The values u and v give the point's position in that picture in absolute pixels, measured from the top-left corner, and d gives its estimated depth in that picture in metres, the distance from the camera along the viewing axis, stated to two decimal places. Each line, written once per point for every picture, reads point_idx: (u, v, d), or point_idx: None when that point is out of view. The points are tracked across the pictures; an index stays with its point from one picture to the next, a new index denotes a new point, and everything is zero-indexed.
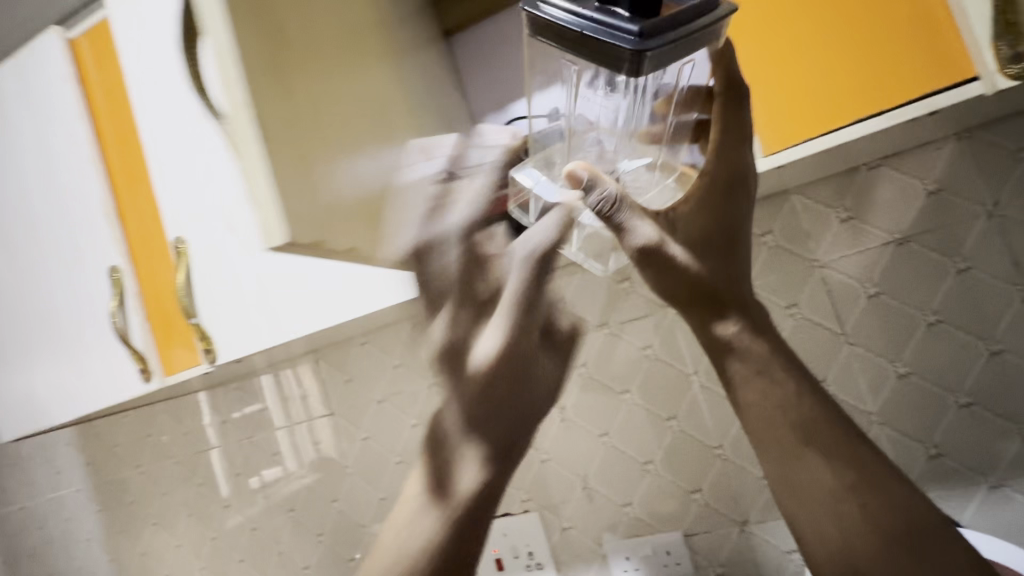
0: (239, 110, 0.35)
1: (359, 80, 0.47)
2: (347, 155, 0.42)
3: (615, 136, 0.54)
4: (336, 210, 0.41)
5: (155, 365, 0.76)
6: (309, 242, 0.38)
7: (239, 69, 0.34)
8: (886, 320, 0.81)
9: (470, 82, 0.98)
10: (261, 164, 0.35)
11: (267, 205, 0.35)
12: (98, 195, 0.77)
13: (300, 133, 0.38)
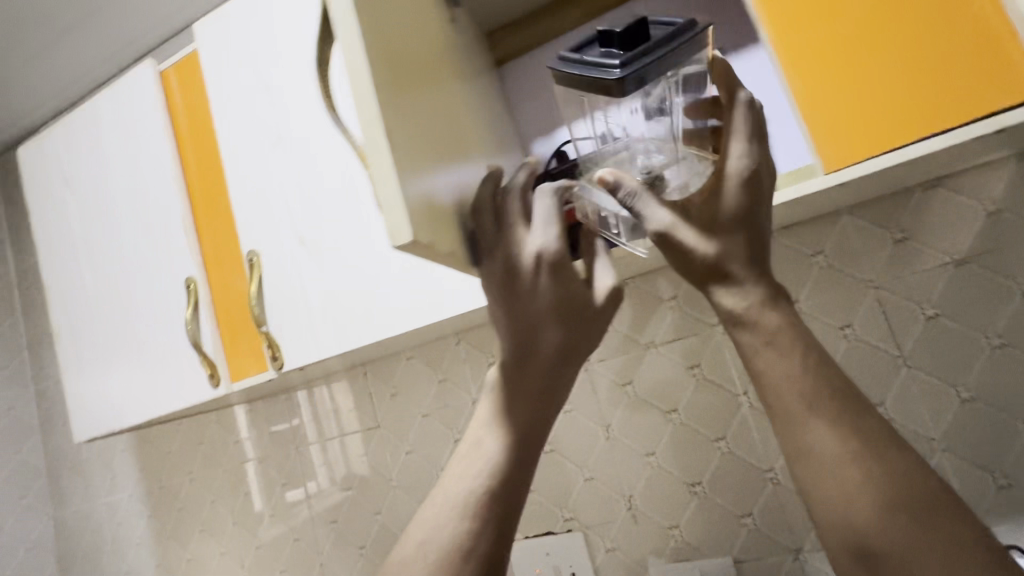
0: (369, 121, 0.40)
1: (443, 111, 0.53)
2: (443, 173, 0.47)
3: (664, 149, 0.59)
4: (443, 215, 0.44)
5: (223, 372, 0.80)
6: (427, 239, 0.40)
7: (369, 88, 0.40)
8: (945, 342, 0.79)
9: (520, 107, 1.03)
10: (386, 168, 0.39)
11: (391, 202, 0.39)
12: (178, 210, 0.83)
13: (412, 146, 0.43)
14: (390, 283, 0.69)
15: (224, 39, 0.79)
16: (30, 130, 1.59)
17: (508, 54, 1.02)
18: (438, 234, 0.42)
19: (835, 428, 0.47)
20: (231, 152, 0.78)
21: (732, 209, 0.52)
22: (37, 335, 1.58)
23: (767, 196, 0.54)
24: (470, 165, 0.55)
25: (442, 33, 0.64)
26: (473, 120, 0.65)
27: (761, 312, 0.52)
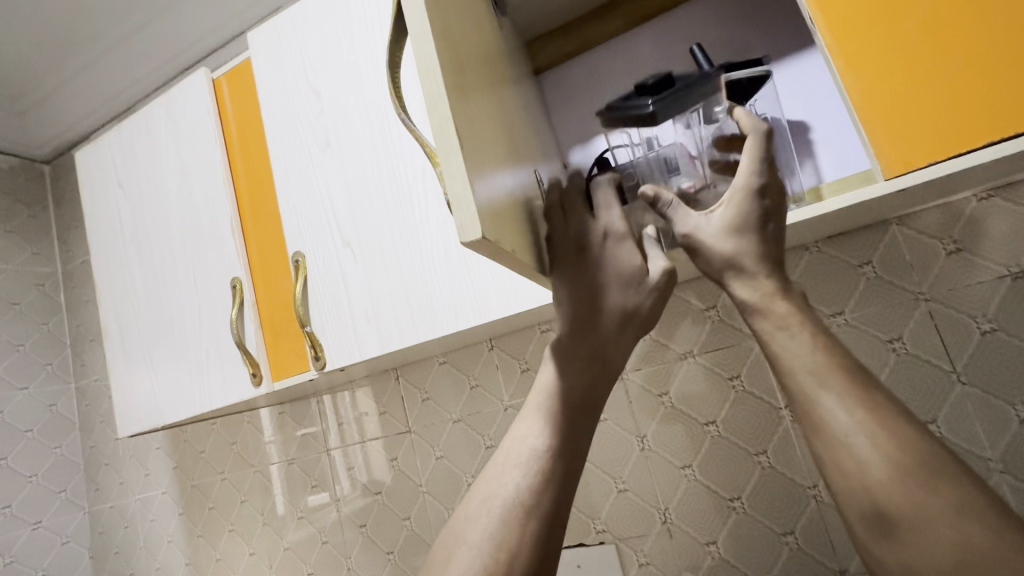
0: (440, 117, 0.40)
1: (493, 117, 0.54)
2: (498, 174, 0.48)
3: (691, 175, 0.70)
4: (504, 214, 0.44)
5: (265, 371, 0.81)
6: (493, 236, 0.41)
7: (441, 87, 0.40)
8: (1003, 358, 0.76)
9: (557, 116, 1.03)
10: (457, 164, 0.39)
11: (463, 197, 0.39)
12: (227, 212, 0.85)
13: (476, 147, 0.43)
14: (433, 285, 0.70)
15: (276, 47, 0.82)
16: (83, 136, 1.66)
17: (548, 63, 1.02)
18: (502, 232, 0.42)
19: (858, 414, 0.47)
20: (280, 155, 0.80)
21: (742, 214, 0.56)
22: (81, 333, 1.63)
23: (779, 205, 0.57)
24: (517, 171, 0.56)
25: (492, 40, 0.65)
26: (516, 127, 0.65)
27: (772, 300, 0.55)
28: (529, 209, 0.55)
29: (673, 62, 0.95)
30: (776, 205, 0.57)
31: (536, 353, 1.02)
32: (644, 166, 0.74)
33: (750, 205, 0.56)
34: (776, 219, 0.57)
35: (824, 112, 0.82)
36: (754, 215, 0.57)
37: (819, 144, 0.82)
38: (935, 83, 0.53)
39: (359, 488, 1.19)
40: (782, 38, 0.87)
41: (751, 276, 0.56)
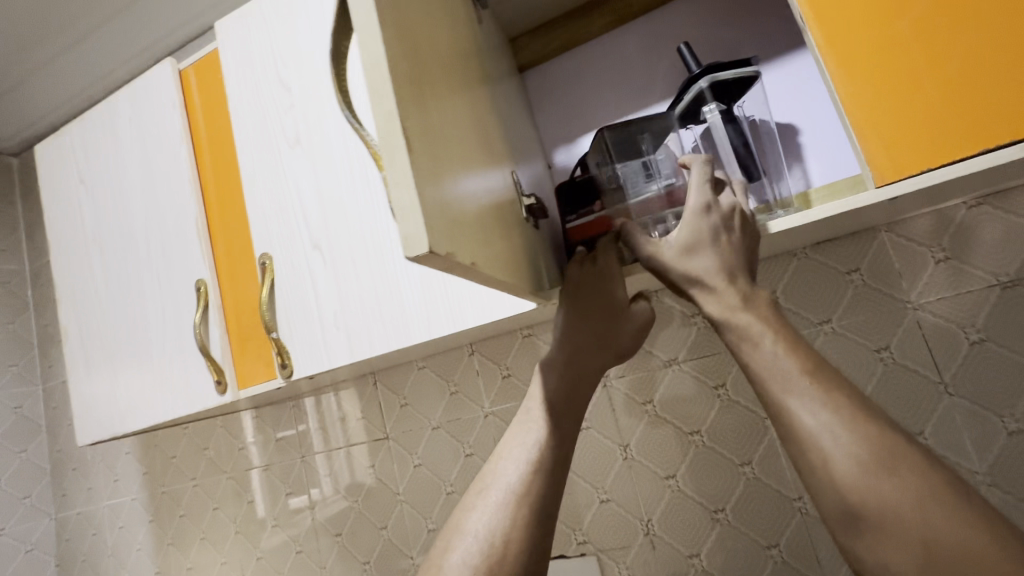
0: (385, 113, 0.36)
1: (464, 113, 0.49)
2: (462, 176, 0.43)
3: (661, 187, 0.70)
4: (464, 220, 0.40)
5: (230, 379, 0.77)
6: (445, 247, 0.36)
7: (388, 80, 0.36)
8: (992, 370, 0.75)
9: (541, 114, 1.00)
10: (402, 167, 0.35)
11: (408, 205, 0.35)
12: (192, 211, 0.82)
13: (432, 147, 0.39)
14: (405, 289, 0.66)
15: (244, 38, 0.78)
16: (53, 128, 1.60)
17: (532, 60, 0.99)
18: (458, 243, 0.38)
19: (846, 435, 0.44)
20: (247, 151, 0.77)
21: (697, 235, 0.57)
22: (48, 333, 1.57)
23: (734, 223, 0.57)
24: (490, 170, 0.51)
25: (468, 33, 0.62)
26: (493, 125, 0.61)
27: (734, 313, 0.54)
28: (504, 212, 0.51)
29: (660, 61, 0.92)
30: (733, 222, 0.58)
31: (517, 358, 1.00)
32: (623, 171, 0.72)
33: (704, 224, 0.57)
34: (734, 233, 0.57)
35: (812, 115, 0.80)
36: (709, 233, 0.57)
37: (808, 148, 0.80)
38: (926, 87, 0.51)
39: (337, 494, 1.15)
40: (771, 38, 0.84)
41: (716, 292, 0.55)
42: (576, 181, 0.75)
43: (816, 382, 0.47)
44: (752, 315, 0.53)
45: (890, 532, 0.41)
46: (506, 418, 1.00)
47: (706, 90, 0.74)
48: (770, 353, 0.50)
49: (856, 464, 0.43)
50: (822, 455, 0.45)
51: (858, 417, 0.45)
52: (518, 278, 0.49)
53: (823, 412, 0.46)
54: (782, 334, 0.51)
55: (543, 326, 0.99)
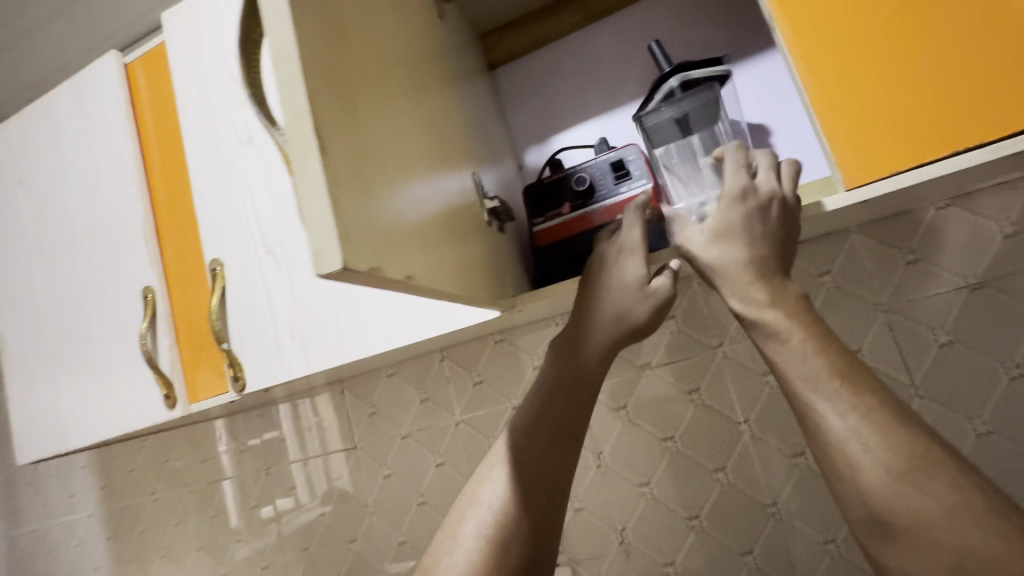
0: (294, 98, 0.27)
1: (406, 101, 0.41)
2: (400, 180, 0.35)
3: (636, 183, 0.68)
4: (400, 228, 0.33)
5: (180, 393, 0.73)
6: (374, 265, 0.29)
7: (297, 56, 0.27)
8: (960, 371, 0.74)
9: (512, 113, 0.97)
10: (317, 168, 0.27)
11: (323, 217, 0.27)
12: (139, 213, 0.77)
13: (359, 141, 0.31)
14: (362, 298, 0.63)
15: (193, 30, 0.73)
16: None
17: (503, 58, 0.97)
18: (391, 260, 0.31)
19: None
20: (198, 151, 0.72)
21: (732, 223, 0.53)
22: None
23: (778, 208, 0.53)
24: (436, 168, 0.44)
25: (428, 26, 0.59)
26: (444, 116, 0.53)
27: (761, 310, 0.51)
28: (451, 218, 0.44)
29: (632, 59, 0.90)
30: (773, 209, 0.53)
31: (489, 365, 0.97)
32: (594, 170, 0.70)
33: (741, 210, 0.53)
34: (775, 220, 0.53)
35: (783, 115, 0.79)
36: (746, 220, 0.53)
37: (780, 148, 0.79)
38: (900, 86, 0.50)
39: (304, 507, 1.11)
40: (743, 36, 0.83)
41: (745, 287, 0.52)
42: (543, 182, 0.72)
43: (845, 385, 0.45)
44: (780, 312, 0.50)
45: (922, 546, 0.40)
46: (479, 426, 0.97)
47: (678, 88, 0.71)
48: (798, 354, 0.48)
49: (887, 473, 0.41)
50: (848, 461, 0.43)
51: (887, 422, 0.43)
52: (465, 292, 0.43)
53: (852, 415, 0.44)
54: (813, 333, 0.48)
55: (515, 330, 0.96)
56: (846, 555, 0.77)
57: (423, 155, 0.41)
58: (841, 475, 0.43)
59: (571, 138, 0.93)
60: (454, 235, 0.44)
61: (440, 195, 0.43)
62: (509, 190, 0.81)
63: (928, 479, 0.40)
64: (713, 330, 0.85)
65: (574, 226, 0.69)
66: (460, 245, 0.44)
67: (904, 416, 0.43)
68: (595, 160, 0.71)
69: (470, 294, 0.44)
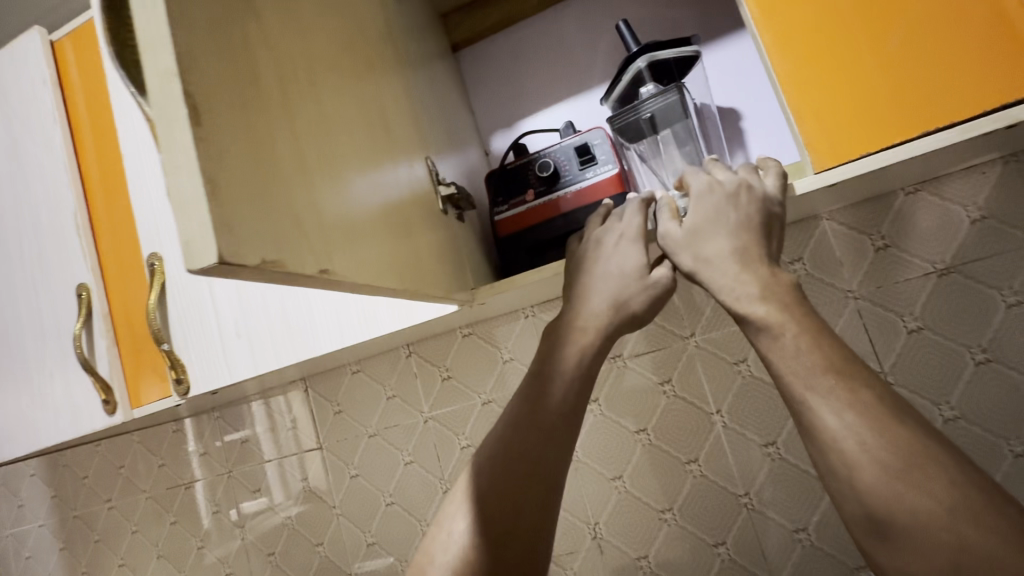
0: (157, 61, 0.23)
1: (333, 74, 0.37)
2: (319, 163, 0.31)
3: (601, 169, 0.65)
4: (312, 213, 0.28)
5: (120, 398, 0.68)
6: (269, 257, 0.25)
7: (162, 14, 0.23)
8: (927, 358, 0.74)
9: (478, 97, 0.93)
10: (187, 142, 0.23)
11: (196, 201, 0.23)
12: (70, 205, 0.71)
13: (254, 113, 0.27)
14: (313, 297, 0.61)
15: None
16: None
17: (466, 39, 0.93)
18: (295, 251, 0.26)
19: None
20: (131, 137, 0.66)
21: (711, 213, 0.53)
22: None
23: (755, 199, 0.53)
24: (375, 150, 0.39)
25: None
26: (389, 97, 0.49)
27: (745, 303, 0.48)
28: (393, 203, 0.40)
29: (600, 40, 0.87)
30: (761, 202, 0.53)
31: (457, 360, 0.94)
32: (558, 155, 0.67)
33: (720, 203, 0.53)
34: (754, 208, 0.52)
35: (751, 97, 0.77)
36: (725, 210, 0.52)
37: (749, 132, 0.77)
38: (868, 63, 0.48)
39: (267, 512, 1.06)
40: (714, 15, 0.80)
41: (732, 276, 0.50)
42: (508, 168, 0.69)
43: (840, 381, 0.43)
44: (771, 305, 0.47)
45: (922, 550, 0.38)
46: (449, 423, 0.94)
47: (644, 69, 0.69)
48: (791, 352, 0.45)
49: (880, 473, 0.39)
50: (844, 461, 0.41)
51: (871, 418, 0.41)
52: (411, 285, 0.38)
53: (848, 413, 0.41)
54: (804, 327, 0.46)
55: (483, 323, 0.93)
56: (818, 544, 0.77)
57: (357, 136, 0.37)
58: (837, 475, 0.41)
59: (539, 123, 0.89)
60: (399, 226, 0.39)
61: (381, 182, 0.39)
62: (472, 177, 0.78)
63: (922, 481, 0.38)
64: (684, 319, 0.83)
65: (536, 213, 0.66)
66: (407, 237, 0.40)
67: (894, 412, 0.41)
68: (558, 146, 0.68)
69: (416, 289, 0.39)
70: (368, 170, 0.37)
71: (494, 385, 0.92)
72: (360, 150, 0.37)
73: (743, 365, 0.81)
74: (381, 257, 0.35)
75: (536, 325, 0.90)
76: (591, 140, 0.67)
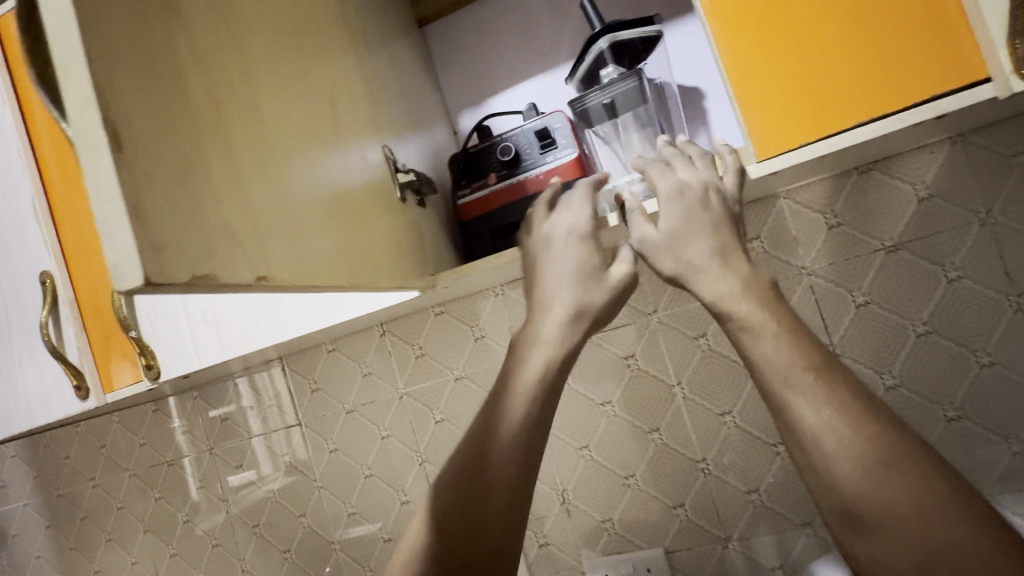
0: (73, 84, 0.24)
1: (273, 73, 0.37)
2: (253, 171, 0.32)
3: (562, 153, 0.66)
4: (243, 225, 0.30)
5: (93, 383, 0.69)
6: (198, 274, 0.26)
7: (75, 38, 0.23)
8: (874, 331, 0.78)
9: (445, 74, 0.92)
10: (107, 168, 0.24)
11: (120, 226, 0.24)
12: (28, 192, 0.70)
13: (178, 128, 0.27)
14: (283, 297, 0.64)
15: None
16: None
17: (432, 15, 0.91)
18: (226, 265, 0.28)
19: None
20: None
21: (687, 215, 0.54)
22: None
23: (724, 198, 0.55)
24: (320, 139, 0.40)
25: None
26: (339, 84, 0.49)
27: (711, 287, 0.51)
28: (343, 198, 0.41)
29: (568, 17, 0.86)
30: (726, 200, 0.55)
31: (431, 337, 0.96)
32: (519, 139, 0.68)
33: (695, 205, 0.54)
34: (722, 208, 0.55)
35: (714, 77, 0.77)
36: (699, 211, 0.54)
37: (713, 113, 0.78)
38: (808, 54, 0.49)
39: (249, 487, 1.10)
40: None
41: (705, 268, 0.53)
42: (470, 152, 0.70)
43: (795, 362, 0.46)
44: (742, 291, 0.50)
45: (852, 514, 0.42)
46: (424, 399, 0.97)
47: (606, 50, 0.69)
48: (769, 347, 0.48)
49: None
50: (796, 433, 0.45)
51: None
52: (360, 282, 0.40)
53: (818, 402, 0.45)
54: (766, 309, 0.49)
55: (455, 302, 0.95)
56: (769, 504, 0.83)
57: (302, 134, 0.38)
58: (812, 461, 0.45)
59: (506, 101, 0.89)
60: (347, 222, 0.40)
61: (330, 178, 0.40)
62: (437, 159, 0.78)
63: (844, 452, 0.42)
64: (651, 297, 0.86)
65: (498, 196, 0.67)
66: (355, 231, 0.41)
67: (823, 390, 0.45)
68: (520, 130, 0.69)
69: (367, 284, 0.41)
70: (315, 168, 0.38)
71: (467, 361, 0.94)
72: (304, 150, 0.37)
73: (704, 338, 0.84)
74: (328, 257, 0.36)
75: (507, 303, 0.92)
76: (553, 122, 0.68)
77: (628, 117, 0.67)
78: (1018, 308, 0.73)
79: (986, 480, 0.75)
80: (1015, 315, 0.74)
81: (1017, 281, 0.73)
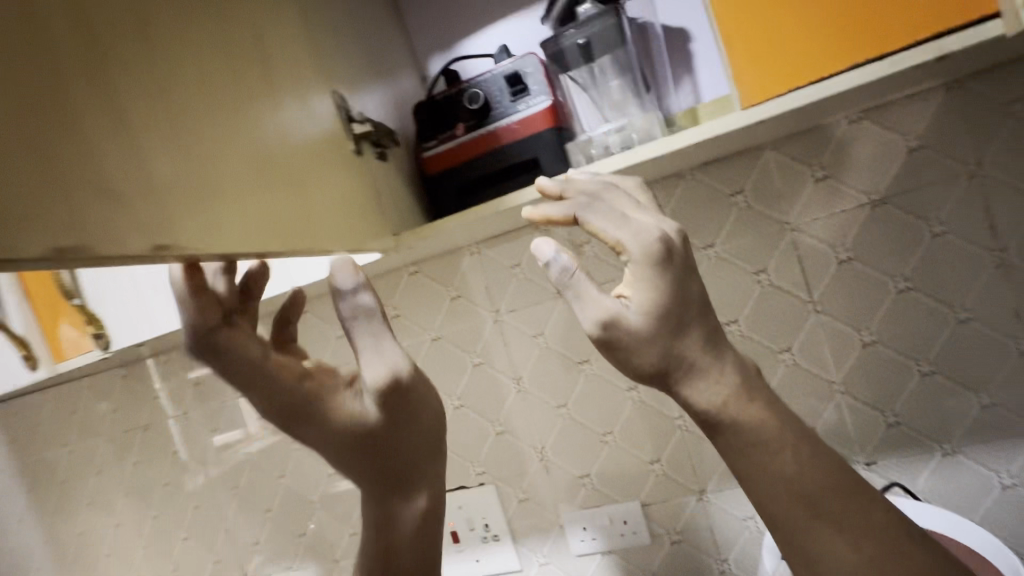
0: None
1: (171, 47, 0.40)
2: (120, 142, 0.34)
3: (534, 99, 0.61)
4: (128, 185, 0.34)
5: (41, 353, 0.66)
6: (64, 245, 0.30)
7: None
8: (855, 287, 0.77)
9: (411, 14, 0.84)
10: None
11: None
12: None
13: (28, 111, 0.30)
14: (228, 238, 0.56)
15: None
16: None
17: None
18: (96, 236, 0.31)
19: None
20: None
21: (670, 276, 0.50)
22: None
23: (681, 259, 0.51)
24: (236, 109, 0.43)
25: None
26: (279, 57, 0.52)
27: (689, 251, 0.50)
28: (240, 154, 0.42)
29: None
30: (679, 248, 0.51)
31: (405, 298, 0.93)
32: (488, 84, 0.63)
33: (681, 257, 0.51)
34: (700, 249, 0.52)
35: (701, 17, 0.71)
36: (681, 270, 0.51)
37: (698, 57, 0.72)
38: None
39: (228, 450, 1.09)
40: None
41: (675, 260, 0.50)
42: (435, 99, 0.65)
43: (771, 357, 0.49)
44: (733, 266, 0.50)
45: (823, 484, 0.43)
46: None
47: None
48: None
49: None
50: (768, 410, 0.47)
51: None
52: (277, 237, 0.43)
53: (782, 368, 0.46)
54: None
55: (428, 262, 0.92)
56: None
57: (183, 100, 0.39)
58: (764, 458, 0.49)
59: (478, 43, 0.82)
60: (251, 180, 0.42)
61: (222, 136, 0.41)
62: (400, 107, 0.72)
63: None
64: None
65: (465, 149, 0.62)
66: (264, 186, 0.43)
67: None
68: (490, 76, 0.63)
69: (287, 237, 0.44)
70: (199, 129, 0.40)
71: (443, 322, 0.92)
72: (186, 117, 0.39)
73: None
74: (222, 216, 0.39)
75: (483, 262, 0.89)
76: (524, 67, 0.62)
77: (605, 61, 0.62)
78: (1000, 263, 0.72)
79: (953, 432, 0.76)
80: (996, 270, 0.73)
81: (1000, 236, 0.72)
